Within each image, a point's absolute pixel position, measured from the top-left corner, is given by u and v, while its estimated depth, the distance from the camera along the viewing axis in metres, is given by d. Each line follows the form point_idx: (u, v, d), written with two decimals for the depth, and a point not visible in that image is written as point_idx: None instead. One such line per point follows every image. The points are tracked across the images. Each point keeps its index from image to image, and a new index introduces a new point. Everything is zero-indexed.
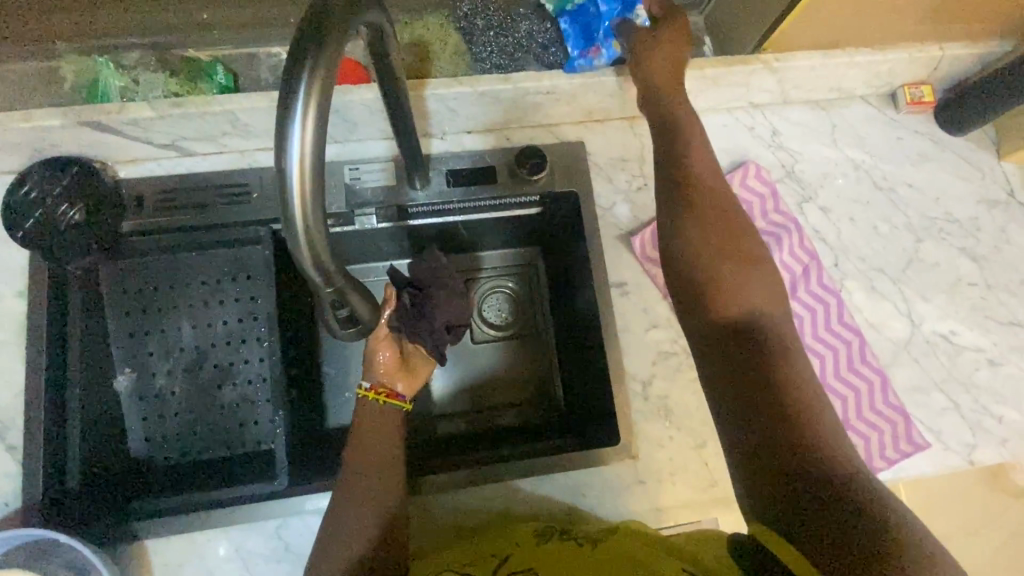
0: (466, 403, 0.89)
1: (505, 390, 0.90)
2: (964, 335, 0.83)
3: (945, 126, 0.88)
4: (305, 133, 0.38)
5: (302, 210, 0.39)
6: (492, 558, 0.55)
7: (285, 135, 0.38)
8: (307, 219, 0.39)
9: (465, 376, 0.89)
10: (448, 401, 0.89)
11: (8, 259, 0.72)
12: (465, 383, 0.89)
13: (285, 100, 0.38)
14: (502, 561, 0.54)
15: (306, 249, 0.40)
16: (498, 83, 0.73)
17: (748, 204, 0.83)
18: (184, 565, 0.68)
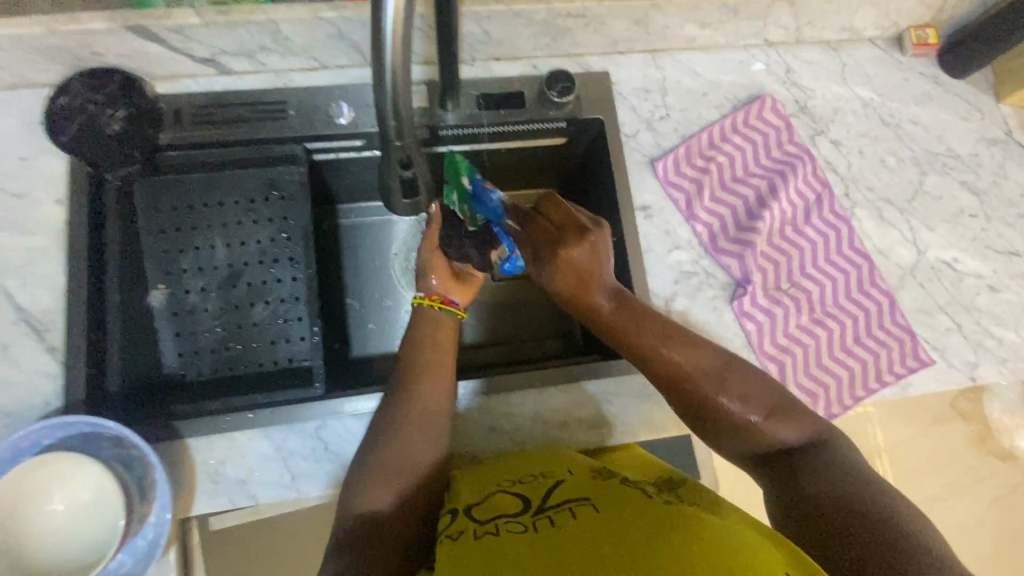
0: (488, 335, 0.93)
1: (527, 321, 0.94)
2: (966, 262, 0.87)
3: (947, 69, 0.93)
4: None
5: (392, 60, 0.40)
6: (545, 481, 0.60)
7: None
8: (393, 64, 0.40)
9: (486, 310, 0.94)
10: (471, 334, 0.93)
11: (47, 167, 0.73)
12: (487, 317, 0.94)
13: None
14: (554, 486, 0.59)
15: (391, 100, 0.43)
16: (532, 3, 0.74)
17: (764, 134, 0.86)
18: (224, 465, 0.69)
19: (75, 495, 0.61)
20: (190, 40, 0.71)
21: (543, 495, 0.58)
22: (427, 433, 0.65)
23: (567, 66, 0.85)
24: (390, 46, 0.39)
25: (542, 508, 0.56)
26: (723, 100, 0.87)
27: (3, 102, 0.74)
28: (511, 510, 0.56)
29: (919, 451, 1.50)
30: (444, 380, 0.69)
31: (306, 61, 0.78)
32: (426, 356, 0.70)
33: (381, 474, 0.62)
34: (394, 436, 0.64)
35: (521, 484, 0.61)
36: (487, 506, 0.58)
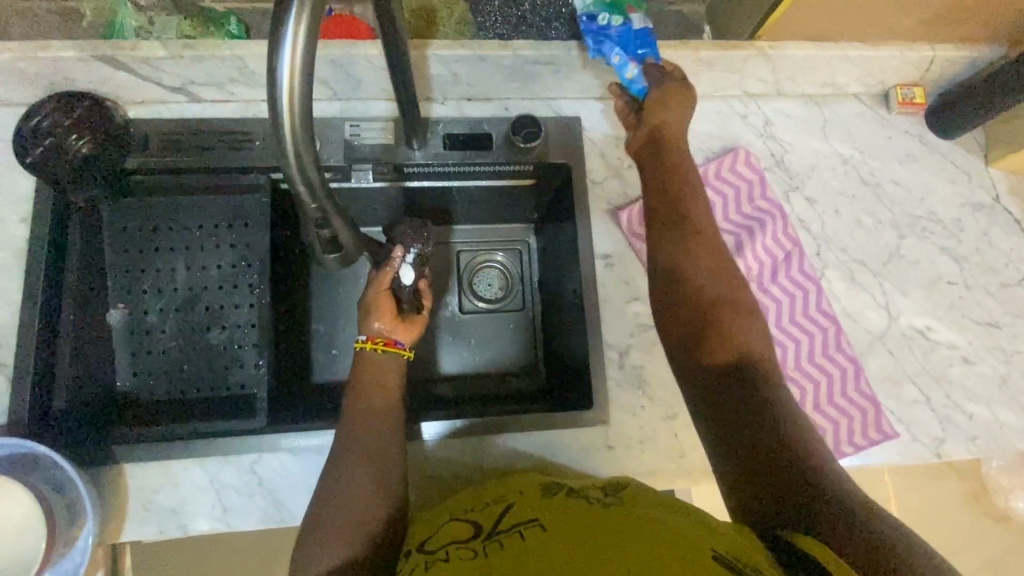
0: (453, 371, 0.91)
1: (495, 358, 0.92)
2: (939, 331, 0.84)
3: (934, 129, 0.90)
4: (296, 43, 0.37)
5: (291, 128, 0.40)
6: (497, 508, 0.58)
7: (276, 48, 0.38)
8: (295, 131, 0.40)
9: (454, 344, 0.92)
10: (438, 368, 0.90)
11: (18, 185, 0.75)
12: (454, 352, 0.91)
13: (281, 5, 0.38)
14: (505, 510, 0.57)
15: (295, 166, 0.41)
16: (497, 50, 0.75)
17: (735, 188, 0.84)
18: (158, 492, 0.69)
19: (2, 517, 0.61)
20: (159, 70, 0.72)
21: (494, 520, 0.56)
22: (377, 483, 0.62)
23: (539, 109, 0.84)
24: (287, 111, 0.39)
25: (494, 533, 0.54)
26: (696, 150, 0.86)
27: None
28: (462, 538, 0.55)
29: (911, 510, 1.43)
30: (386, 422, 0.66)
31: None
32: (363, 405, 0.66)
33: (331, 535, 0.59)
34: (342, 480, 0.61)
35: (474, 513, 0.59)
36: (439, 539, 0.56)
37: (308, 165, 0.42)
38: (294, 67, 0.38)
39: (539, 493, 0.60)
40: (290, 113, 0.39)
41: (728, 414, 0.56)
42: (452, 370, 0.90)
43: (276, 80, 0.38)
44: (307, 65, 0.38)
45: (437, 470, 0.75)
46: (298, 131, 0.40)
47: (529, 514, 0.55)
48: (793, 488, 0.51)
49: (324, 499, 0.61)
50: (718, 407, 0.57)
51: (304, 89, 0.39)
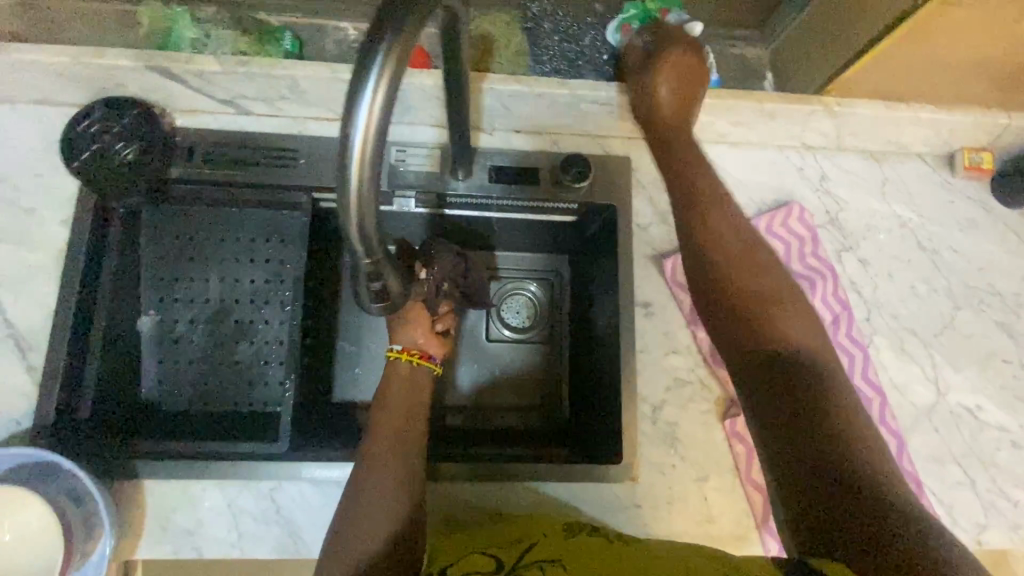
0: (480, 400, 0.88)
1: (513, 391, 0.89)
2: (989, 411, 0.80)
3: (999, 197, 0.86)
4: (372, 102, 0.37)
5: (358, 184, 0.39)
6: (521, 545, 0.56)
7: (353, 102, 0.37)
8: (361, 186, 0.39)
9: (480, 371, 0.89)
10: (465, 394, 0.88)
11: (60, 187, 0.75)
12: (482, 379, 0.89)
13: (362, 62, 0.37)
14: (528, 548, 0.55)
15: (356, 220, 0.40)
16: (556, 87, 0.73)
17: (786, 245, 0.81)
18: (176, 512, 0.68)
19: (20, 527, 0.61)
20: (211, 84, 0.73)
21: (518, 556, 0.53)
22: (389, 499, 0.60)
23: (588, 147, 0.81)
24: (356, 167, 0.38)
25: (517, 568, 0.51)
26: (748, 201, 0.83)
27: (28, 117, 0.75)
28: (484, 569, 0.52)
29: None
30: (402, 437, 0.65)
31: (324, 112, 0.78)
32: (378, 426, 0.65)
33: (348, 553, 0.56)
34: (360, 498, 0.60)
35: (495, 548, 0.56)
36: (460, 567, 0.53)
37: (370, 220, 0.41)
38: (368, 124, 0.37)
39: (562, 535, 0.58)
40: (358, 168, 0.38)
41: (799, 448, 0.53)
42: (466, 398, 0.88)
43: (349, 136, 0.38)
44: (383, 123, 0.38)
45: (448, 509, 0.73)
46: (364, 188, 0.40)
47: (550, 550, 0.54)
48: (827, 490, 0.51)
49: (343, 519, 0.59)
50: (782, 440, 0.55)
51: (376, 146, 0.38)
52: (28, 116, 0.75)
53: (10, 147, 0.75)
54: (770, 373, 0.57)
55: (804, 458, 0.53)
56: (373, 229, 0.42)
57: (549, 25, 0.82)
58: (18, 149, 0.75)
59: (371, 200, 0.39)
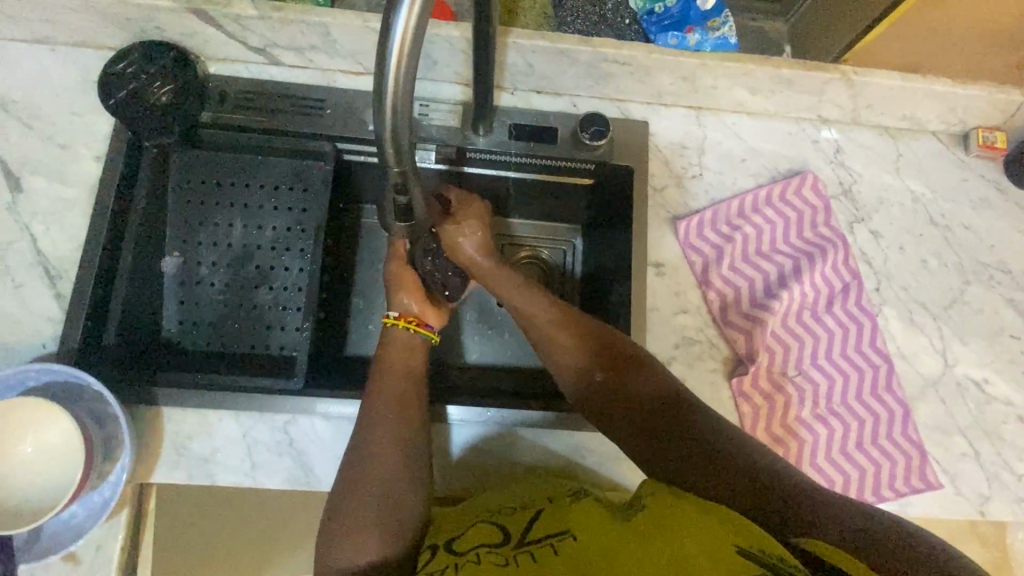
0: (489, 362, 0.90)
1: (517, 352, 0.90)
2: (996, 385, 0.81)
3: (1013, 177, 0.87)
4: (412, 6, 0.37)
5: (394, 86, 0.40)
6: (527, 513, 0.59)
7: (393, 6, 0.38)
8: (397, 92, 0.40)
9: (489, 336, 0.90)
10: (474, 357, 0.90)
11: (95, 125, 0.77)
12: (490, 343, 0.90)
13: None
14: (535, 516, 0.58)
15: (389, 125, 0.42)
16: (579, 44, 0.75)
17: (799, 212, 0.82)
18: (192, 440, 0.70)
19: (41, 440, 0.63)
20: (245, 30, 0.75)
21: (524, 529, 0.56)
22: (395, 469, 0.61)
23: (607, 109, 0.83)
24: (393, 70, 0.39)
25: (523, 542, 0.54)
26: (762, 169, 0.84)
27: (69, 58, 0.78)
28: (492, 542, 0.55)
29: None
30: (400, 403, 0.65)
31: (352, 65, 0.80)
32: (376, 395, 0.66)
33: (358, 527, 0.58)
34: (364, 472, 0.61)
35: (500, 517, 0.60)
36: (469, 541, 0.56)
37: (402, 129, 0.43)
38: (408, 28, 0.38)
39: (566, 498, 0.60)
40: (395, 71, 0.40)
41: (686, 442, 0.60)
42: (470, 358, 0.90)
43: (388, 39, 0.39)
44: (419, 30, 0.39)
45: (456, 459, 0.75)
46: (400, 96, 0.41)
47: (560, 517, 0.56)
48: (713, 465, 0.58)
49: (346, 491, 0.60)
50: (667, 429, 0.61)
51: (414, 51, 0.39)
52: (69, 57, 0.78)
53: (50, 86, 0.78)
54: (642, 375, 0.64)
55: (676, 458, 0.60)
56: (405, 137, 0.44)
57: None
58: (57, 87, 0.78)
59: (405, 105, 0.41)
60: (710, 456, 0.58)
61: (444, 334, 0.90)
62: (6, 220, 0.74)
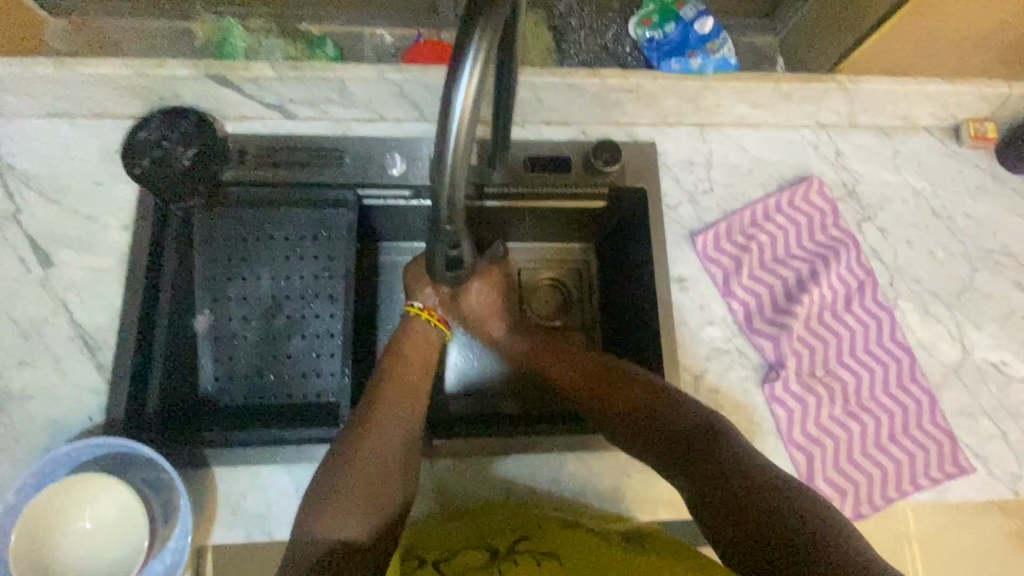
0: (495, 386, 0.91)
1: (507, 373, 0.91)
2: (1014, 366, 0.84)
3: (1005, 164, 0.90)
4: (472, 79, 0.42)
5: (456, 140, 0.44)
6: (512, 535, 0.63)
7: (453, 82, 0.43)
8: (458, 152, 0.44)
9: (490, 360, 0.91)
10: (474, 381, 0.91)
11: (119, 194, 0.78)
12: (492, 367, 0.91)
13: (461, 42, 0.42)
14: (521, 538, 0.62)
15: (449, 181, 0.46)
16: (586, 77, 0.78)
17: (808, 217, 0.85)
18: (246, 497, 0.71)
19: (99, 514, 0.63)
20: (263, 89, 0.77)
21: (511, 543, 0.61)
22: (387, 458, 0.65)
23: (615, 134, 0.86)
24: (456, 137, 0.44)
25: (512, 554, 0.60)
26: (769, 179, 0.87)
27: (86, 130, 0.80)
28: (478, 561, 0.59)
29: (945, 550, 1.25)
30: (407, 406, 0.70)
31: (366, 113, 0.82)
32: (389, 394, 0.71)
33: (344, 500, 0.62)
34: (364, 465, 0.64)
35: (489, 539, 0.64)
36: (457, 563, 0.60)
37: (460, 186, 0.46)
38: (467, 100, 0.43)
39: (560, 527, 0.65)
40: (457, 137, 0.44)
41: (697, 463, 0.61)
42: (452, 381, 0.91)
43: (450, 110, 0.43)
44: (476, 101, 0.44)
45: (458, 492, 0.76)
46: (459, 156, 0.45)
47: (548, 542, 0.61)
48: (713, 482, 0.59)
49: (340, 469, 0.64)
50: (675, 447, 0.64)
51: (472, 118, 0.44)
52: (87, 128, 0.80)
53: (70, 159, 0.79)
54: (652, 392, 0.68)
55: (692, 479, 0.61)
56: (461, 193, 0.47)
57: (575, 21, 0.89)
58: (78, 160, 0.79)
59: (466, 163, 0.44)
60: (699, 474, 0.61)
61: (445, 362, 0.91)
62: (40, 296, 0.75)
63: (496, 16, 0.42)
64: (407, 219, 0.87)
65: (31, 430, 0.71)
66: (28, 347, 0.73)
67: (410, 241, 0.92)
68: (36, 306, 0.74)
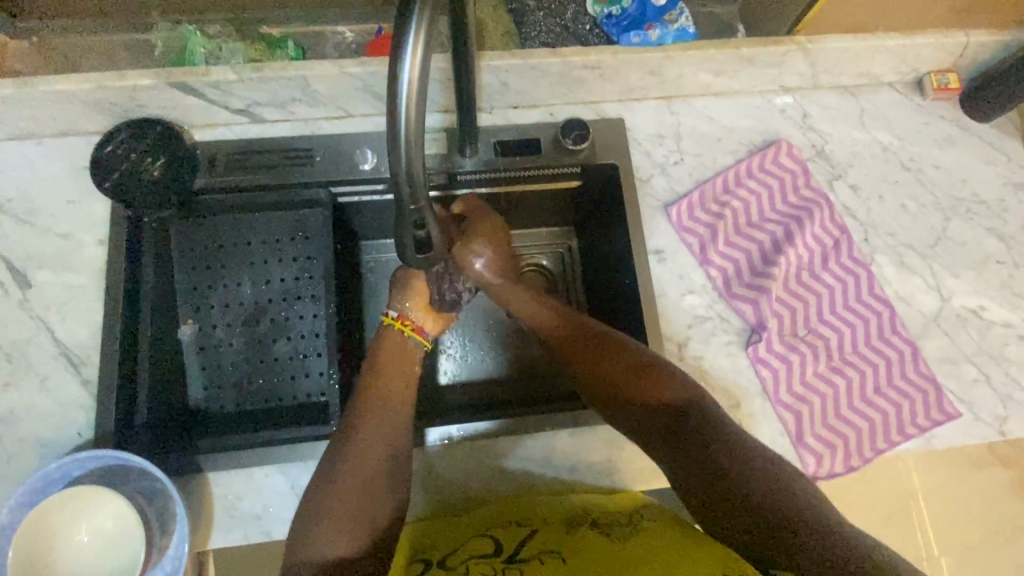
0: (496, 376, 0.91)
1: (501, 361, 0.91)
2: (992, 310, 0.85)
3: (970, 113, 0.91)
4: (416, 52, 0.44)
5: (408, 117, 0.45)
6: (519, 531, 0.65)
7: (398, 60, 0.44)
8: (410, 129, 0.45)
9: (488, 353, 0.91)
10: (474, 376, 0.90)
11: (91, 210, 0.78)
12: (491, 359, 0.91)
13: (400, 24, 0.44)
14: (529, 533, 0.64)
15: (405, 162, 0.47)
16: (548, 57, 0.78)
17: (780, 179, 0.86)
18: (243, 499, 0.72)
19: (95, 527, 0.63)
20: (227, 94, 0.77)
21: (516, 544, 0.62)
22: (372, 464, 0.65)
23: (583, 113, 0.87)
24: (406, 114, 0.45)
25: (514, 556, 0.60)
26: (739, 145, 0.88)
27: (54, 149, 0.80)
28: (483, 554, 0.61)
29: (948, 503, 1.26)
30: (389, 406, 0.69)
31: (333, 110, 0.83)
32: (374, 394, 0.69)
33: (337, 518, 0.61)
34: (349, 472, 0.64)
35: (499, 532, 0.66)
36: (461, 556, 0.62)
37: (417, 166, 0.47)
38: (413, 77, 0.44)
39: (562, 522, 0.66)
40: (408, 115, 0.45)
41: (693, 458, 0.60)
42: (449, 377, 0.90)
43: (398, 88, 0.44)
44: (424, 76, 0.45)
45: (455, 479, 0.76)
46: (412, 135, 0.46)
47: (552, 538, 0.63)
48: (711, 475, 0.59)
49: (325, 484, 0.64)
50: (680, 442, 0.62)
51: (420, 94, 0.45)
52: (54, 147, 0.80)
53: (39, 179, 0.79)
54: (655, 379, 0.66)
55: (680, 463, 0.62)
56: (419, 170, 0.48)
57: (534, 2, 0.89)
58: (46, 179, 0.79)
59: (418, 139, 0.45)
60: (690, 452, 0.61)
61: (440, 360, 0.90)
62: (20, 317, 0.75)
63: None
64: (383, 215, 0.87)
65: (21, 451, 0.71)
66: (12, 369, 0.73)
67: (389, 240, 0.93)
68: (16, 327, 0.75)
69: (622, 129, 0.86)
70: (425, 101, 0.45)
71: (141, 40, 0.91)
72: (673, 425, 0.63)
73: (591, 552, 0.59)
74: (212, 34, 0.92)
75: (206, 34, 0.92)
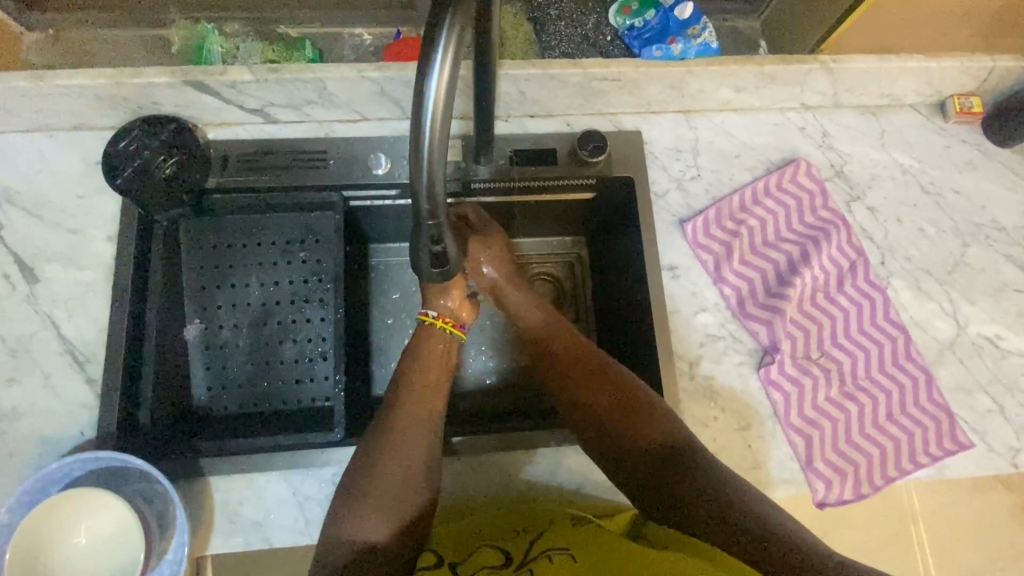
0: (507, 385, 0.89)
1: (511, 369, 0.90)
2: (1009, 339, 0.84)
3: (992, 137, 0.90)
4: (443, 66, 0.43)
5: (433, 128, 0.44)
6: (526, 537, 0.62)
7: (426, 69, 0.43)
8: (434, 142, 0.44)
9: (505, 360, 0.90)
10: (488, 381, 0.89)
11: (102, 206, 0.78)
12: (506, 367, 0.90)
13: (429, 38, 0.43)
14: (536, 538, 0.61)
15: (426, 175, 0.46)
16: (567, 68, 0.77)
17: (798, 199, 0.85)
18: (243, 505, 0.72)
19: (95, 530, 0.63)
20: (242, 94, 0.76)
21: (526, 547, 0.60)
22: (407, 466, 0.64)
23: (601, 124, 0.86)
24: (432, 122, 0.44)
25: (525, 562, 0.58)
26: (756, 162, 0.87)
27: (66, 144, 0.79)
28: (494, 564, 0.58)
29: (948, 527, 1.24)
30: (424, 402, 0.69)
31: (349, 113, 0.82)
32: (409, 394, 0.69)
33: (376, 504, 0.62)
34: (381, 469, 0.63)
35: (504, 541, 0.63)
36: (471, 565, 0.59)
37: (438, 181, 0.47)
38: (440, 86, 0.43)
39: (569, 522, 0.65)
40: (433, 125, 0.44)
41: (685, 502, 0.61)
42: (475, 382, 0.89)
43: (424, 99, 0.43)
44: (450, 87, 0.44)
45: (460, 491, 0.75)
46: (435, 149, 0.45)
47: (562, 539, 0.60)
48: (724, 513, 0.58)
49: (360, 481, 0.63)
50: (674, 485, 0.62)
51: (444, 108, 0.44)
52: (66, 141, 0.79)
53: (50, 172, 0.78)
54: (647, 412, 0.66)
55: (675, 501, 0.62)
56: (440, 183, 0.47)
57: (554, 12, 0.89)
58: (58, 173, 0.78)
59: (441, 153, 0.45)
60: (681, 488, 0.61)
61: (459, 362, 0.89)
62: (26, 312, 0.74)
63: (469, 4, 0.43)
64: (395, 221, 0.87)
65: (23, 448, 0.70)
66: (15, 365, 0.73)
67: (400, 244, 0.91)
68: (22, 322, 0.74)
69: (639, 142, 0.85)
70: (451, 111, 0.44)
71: (157, 36, 0.91)
72: (661, 463, 0.64)
73: (611, 551, 0.57)
74: (229, 33, 0.92)
75: (224, 33, 0.92)
